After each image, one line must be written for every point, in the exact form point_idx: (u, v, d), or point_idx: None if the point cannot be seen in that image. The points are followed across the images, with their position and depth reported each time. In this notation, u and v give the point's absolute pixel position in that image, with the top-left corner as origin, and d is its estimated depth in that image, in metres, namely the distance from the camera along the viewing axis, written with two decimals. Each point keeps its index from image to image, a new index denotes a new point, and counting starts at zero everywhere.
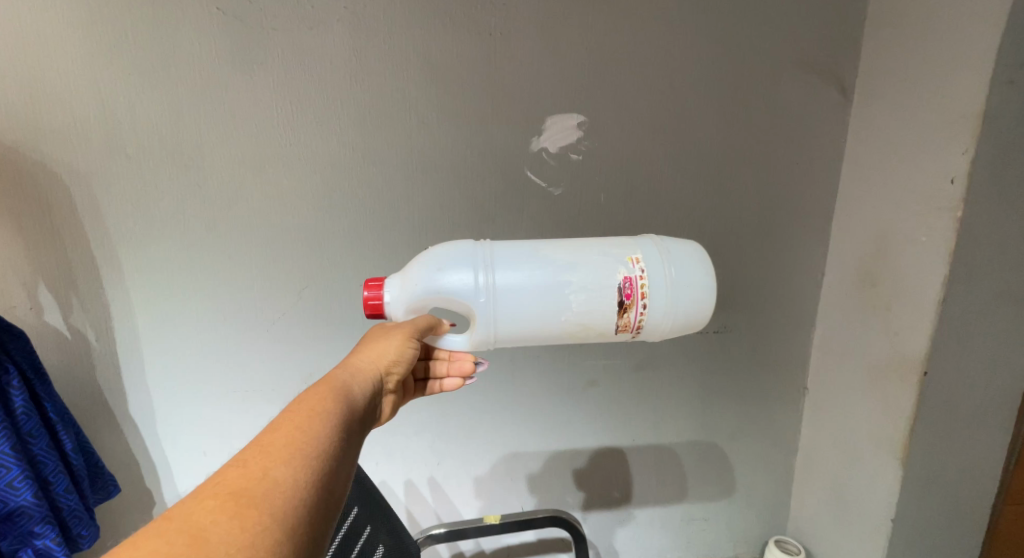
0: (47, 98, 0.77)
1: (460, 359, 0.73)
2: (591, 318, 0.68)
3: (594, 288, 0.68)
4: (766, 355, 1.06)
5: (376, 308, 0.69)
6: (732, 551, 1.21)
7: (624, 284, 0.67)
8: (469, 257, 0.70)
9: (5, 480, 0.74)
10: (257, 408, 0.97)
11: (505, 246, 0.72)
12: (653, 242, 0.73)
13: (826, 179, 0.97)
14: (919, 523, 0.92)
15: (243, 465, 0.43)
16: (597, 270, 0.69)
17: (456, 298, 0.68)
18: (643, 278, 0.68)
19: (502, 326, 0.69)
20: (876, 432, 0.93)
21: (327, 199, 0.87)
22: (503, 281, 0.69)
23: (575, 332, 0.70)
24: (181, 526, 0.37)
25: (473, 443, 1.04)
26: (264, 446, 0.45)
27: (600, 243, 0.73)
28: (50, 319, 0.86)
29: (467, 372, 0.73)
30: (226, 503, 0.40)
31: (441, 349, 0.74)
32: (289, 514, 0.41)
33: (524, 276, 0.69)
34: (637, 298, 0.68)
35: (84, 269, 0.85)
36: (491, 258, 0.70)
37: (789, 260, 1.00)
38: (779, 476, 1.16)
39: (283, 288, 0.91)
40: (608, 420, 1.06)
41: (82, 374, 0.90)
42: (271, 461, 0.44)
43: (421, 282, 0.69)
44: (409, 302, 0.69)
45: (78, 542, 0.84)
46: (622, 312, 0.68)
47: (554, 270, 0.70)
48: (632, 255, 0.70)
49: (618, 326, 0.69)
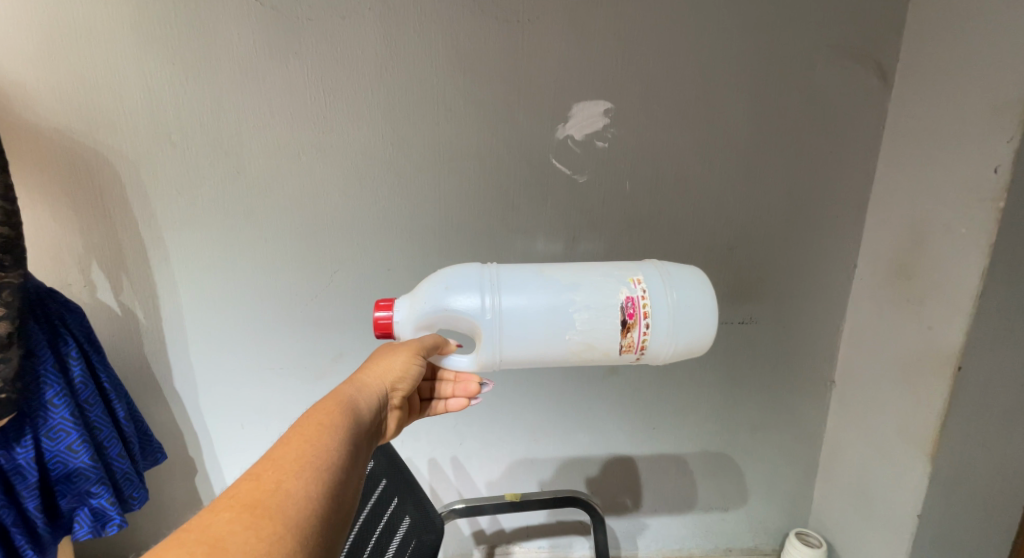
0: (98, 90, 0.82)
1: (465, 380, 0.72)
2: (595, 336, 0.69)
3: (597, 307, 0.69)
4: (793, 347, 1.04)
5: (386, 328, 0.71)
6: (751, 542, 1.22)
7: (626, 304, 0.69)
8: (474, 279, 0.72)
9: (65, 443, 0.81)
10: (290, 386, 1.02)
11: (509, 270, 0.74)
12: (653, 265, 0.74)
13: (862, 169, 0.94)
14: (947, 521, 0.90)
15: (255, 477, 0.45)
16: (599, 291, 0.70)
17: (463, 317, 0.71)
18: (645, 298, 0.69)
19: (508, 346, 0.70)
20: (904, 427, 0.91)
21: (359, 184, 0.89)
22: (508, 303, 0.70)
23: (580, 351, 0.70)
24: (200, 536, 0.40)
25: (495, 426, 1.06)
26: (275, 459, 0.47)
27: (604, 265, 0.74)
28: (103, 296, 0.93)
29: (472, 393, 0.71)
30: (241, 514, 0.42)
31: (447, 371, 0.73)
32: (301, 524, 0.43)
33: (529, 297, 0.71)
34: (639, 317, 0.68)
35: (132, 252, 0.91)
36: (496, 281, 0.72)
37: (818, 250, 0.98)
38: (804, 469, 1.15)
39: (316, 272, 0.94)
40: (629, 407, 1.07)
41: (132, 348, 0.97)
42: (283, 472, 0.46)
43: (429, 301, 0.71)
44: (418, 320, 0.71)
45: (130, 502, 0.91)
46: (625, 331, 0.68)
47: (559, 291, 0.71)
48: (634, 276, 0.71)
49: (622, 345, 0.69)
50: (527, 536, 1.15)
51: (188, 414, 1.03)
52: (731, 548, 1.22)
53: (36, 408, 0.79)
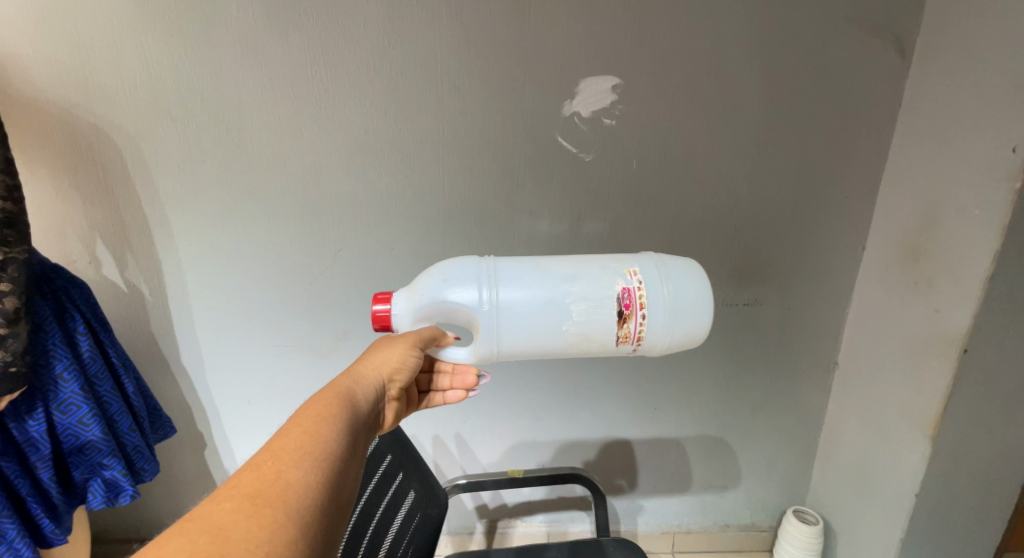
0: (95, 64, 0.81)
1: (462, 373, 0.73)
2: (591, 327, 0.69)
3: (593, 299, 0.69)
4: (797, 329, 1.04)
5: (385, 320, 0.71)
6: (748, 518, 1.24)
7: (622, 295, 0.68)
8: (472, 271, 0.72)
9: (76, 417, 0.82)
10: (295, 362, 1.03)
11: (507, 261, 0.74)
12: (650, 258, 0.74)
13: (876, 149, 0.92)
14: (944, 500, 0.91)
15: (256, 468, 0.46)
16: (595, 282, 0.70)
17: (461, 310, 0.70)
18: (641, 289, 0.69)
19: (505, 338, 0.70)
20: (905, 408, 0.92)
21: (361, 162, 0.88)
22: (506, 296, 0.70)
23: (576, 342, 0.70)
24: (203, 524, 0.40)
25: (498, 404, 1.08)
26: (275, 450, 0.48)
27: (601, 257, 0.74)
28: (108, 272, 0.93)
29: (470, 385, 0.73)
30: (243, 504, 0.43)
31: (444, 362, 0.74)
32: (302, 512, 0.44)
33: (526, 289, 0.70)
34: (635, 308, 0.68)
35: (136, 229, 0.91)
36: (494, 273, 0.72)
37: (827, 232, 0.97)
38: (803, 449, 1.16)
39: (319, 250, 0.94)
40: (631, 387, 1.07)
41: (140, 323, 0.98)
42: (283, 463, 0.47)
43: (427, 293, 0.71)
44: (416, 312, 0.71)
45: (142, 474, 0.94)
46: (621, 322, 0.68)
47: (555, 282, 0.70)
48: (630, 268, 0.71)
49: (619, 336, 0.69)
50: (528, 510, 1.18)
51: (196, 389, 1.05)
52: (728, 524, 1.25)
53: (46, 382, 0.80)
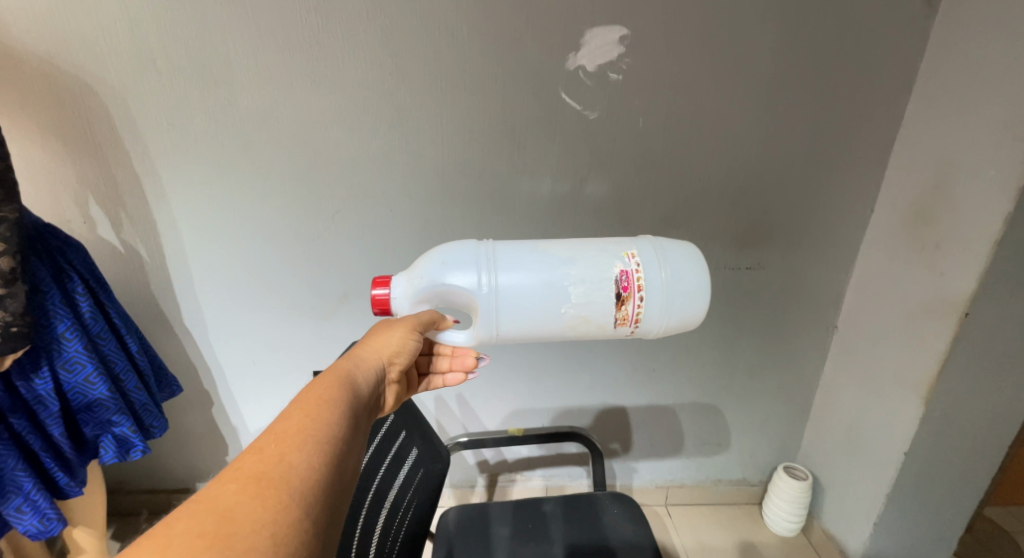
0: (73, 12, 0.76)
1: (461, 355, 0.71)
2: (590, 310, 0.67)
3: (591, 281, 0.67)
4: (799, 292, 1.03)
5: (384, 304, 0.69)
6: (740, 474, 1.28)
7: (620, 276, 0.67)
8: (471, 256, 0.71)
9: (82, 375, 0.83)
10: (296, 324, 1.03)
11: (507, 245, 0.73)
12: (648, 241, 0.73)
13: (892, 109, 0.88)
14: (933, 458, 0.94)
15: (260, 451, 0.46)
16: (593, 265, 0.68)
17: (459, 294, 0.70)
18: (639, 271, 0.68)
19: (504, 321, 0.69)
20: (901, 371, 0.93)
21: (356, 119, 0.85)
22: (504, 280, 0.69)
23: (575, 325, 0.68)
24: (210, 506, 0.41)
25: (499, 366, 1.09)
26: (277, 433, 0.48)
27: (600, 241, 0.73)
28: (104, 233, 0.92)
29: (469, 367, 0.71)
30: (248, 486, 0.43)
31: (443, 345, 0.72)
32: (305, 494, 0.45)
33: (525, 273, 0.70)
34: (633, 290, 0.67)
35: (128, 189, 0.89)
36: (494, 257, 0.71)
37: (836, 194, 0.94)
38: (798, 410, 1.18)
39: (316, 212, 0.92)
40: (631, 350, 1.08)
41: (140, 283, 0.98)
42: (285, 446, 0.47)
43: (426, 277, 0.69)
44: (416, 296, 0.70)
45: (152, 430, 0.96)
46: (620, 304, 0.67)
47: (554, 265, 0.69)
48: (628, 250, 0.70)
49: (617, 318, 0.67)
50: (528, 465, 1.22)
51: (200, 349, 1.06)
52: (720, 479, 1.29)
53: (49, 341, 0.79)
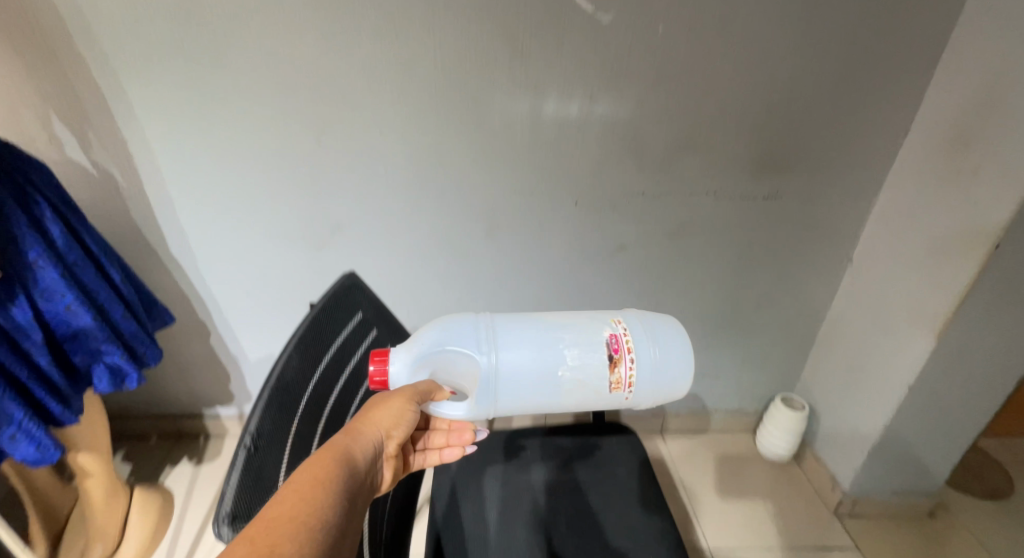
0: None
1: (460, 429, 0.62)
2: (584, 374, 0.64)
3: (584, 344, 0.65)
4: (816, 224, 0.98)
5: (382, 382, 0.60)
6: (737, 404, 1.29)
7: (610, 340, 0.64)
8: (470, 328, 0.68)
9: (63, 304, 0.79)
10: (287, 254, 0.98)
11: (505, 319, 0.70)
12: (634, 316, 0.70)
13: (944, 15, 0.78)
14: (938, 392, 0.93)
15: (247, 540, 0.34)
16: (583, 330, 0.66)
17: (458, 368, 0.65)
18: (628, 335, 0.64)
19: (503, 391, 0.66)
20: (916, 305, 0.89)
21: (339, 23, 0.75)
22: (503, 351, 0.66)
23: (569, 391, 0.65)
24: None
25: (499, 298, 1.05)
26: (267, 520, 0.35)
27: (587, 310, 0.71)
28: (72, 153, 0.85)
29: (467, 443, 0.62)
30: None
31: (440, 421, 0.63)
32: None
33: (522, 343, 0.67)
34: (624, 352, 0.63)
35: (93, 103, 0.81)
36: (492, 331, 0.68)
37: (868, 115, 0.86)
38: (801, 343, 1.16)
39: (300, 131, 0.84)
40: (635, 282, 1.04)
41: (117, 209, 0.92)
42: (280, 535, 0.35)
43: (426, 344, 0.64)
44: (415, 367, 0.62)
45: (145, 359, 0.94)
46: (612, 367, 0.63)
47: (547, 332, 0.67)
48: (615, 317, 0.67)
49: (610, 383, 0.63)
50: None
51: (189, 278, 1.02)
52: (717, 409, 1.30)
53: (22, 269, 0.75)
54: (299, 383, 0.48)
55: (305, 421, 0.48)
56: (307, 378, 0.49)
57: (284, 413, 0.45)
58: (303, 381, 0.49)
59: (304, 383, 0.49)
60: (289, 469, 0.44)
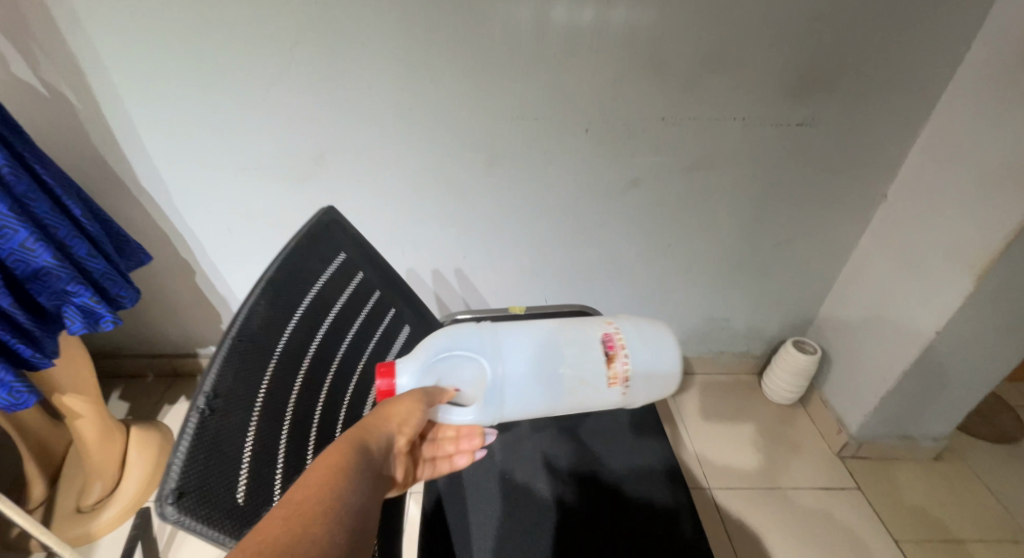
0: None
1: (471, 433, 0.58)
2: (583, 373, 0.61)
3: (579, 343, 0.62)
4: (849, 157, 0.89)
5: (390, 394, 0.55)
6: (745, 349, 1.25)
7: (603, 335, 0.62)
8: (467, 332, 0.63)
9: (17, 241, 0.71)
10: (268, 186, 0.90)
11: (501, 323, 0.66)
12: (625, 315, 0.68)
13: None
14: (967, 339, 0.88)
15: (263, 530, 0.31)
16: (576, 330, 0.63)
17: (462, 372, 0.60)
18: (620, 329, 0.63)
19: (504, 393, 0.60)
20: (956, 247, 0.82)
21: None
22: (502, 351, 0.61)
23: (569, 391, 0.61)
24: None
25: (501, 237, 0.98)
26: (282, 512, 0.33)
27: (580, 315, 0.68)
28: (16, 70, 0.76)
29: (477, 447, 0.58)
30: None
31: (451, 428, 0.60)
32: None
33: (519, 343, 0.63)
34: (618, 346, 0.61)
35: (31, 11, 0.71)
36: (490, 332, 0.63)
37: (923, 30, 0.76)
38: (819, 286, 1.10)
39: (272, 43, 0.74)
40: (649, 220, 0.97)
41: (77, 135, 0.83)
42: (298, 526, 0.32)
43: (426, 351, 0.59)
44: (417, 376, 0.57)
45: (121, 301, 0.88)
46: (609, 361, 0.61)
47: (542, 335, 0.63)
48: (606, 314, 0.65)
49: (607, 378, 0.61)
50: None
51: (167, 212, 0.94)
52: (724, 352, 1.26)
53: None
54: (269, 332, 0.42)
55: (279, 376, 0.42)
56: (279, 328, 0.43)
57: (249, 368, 0.39)
58: (275, 330, 0.43)
59: (275, 334, 0.43)
60: (259, 430, 0.39)
